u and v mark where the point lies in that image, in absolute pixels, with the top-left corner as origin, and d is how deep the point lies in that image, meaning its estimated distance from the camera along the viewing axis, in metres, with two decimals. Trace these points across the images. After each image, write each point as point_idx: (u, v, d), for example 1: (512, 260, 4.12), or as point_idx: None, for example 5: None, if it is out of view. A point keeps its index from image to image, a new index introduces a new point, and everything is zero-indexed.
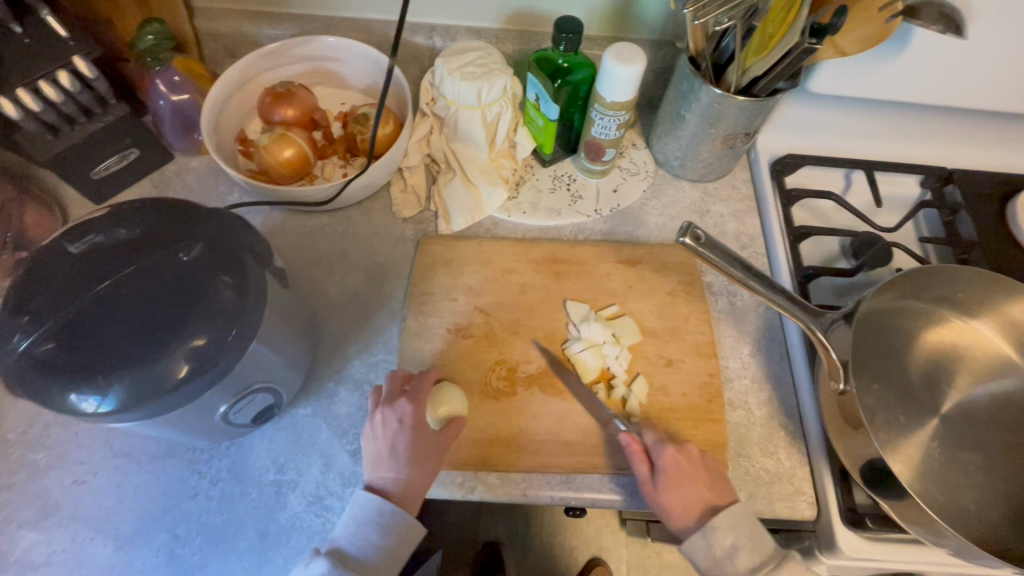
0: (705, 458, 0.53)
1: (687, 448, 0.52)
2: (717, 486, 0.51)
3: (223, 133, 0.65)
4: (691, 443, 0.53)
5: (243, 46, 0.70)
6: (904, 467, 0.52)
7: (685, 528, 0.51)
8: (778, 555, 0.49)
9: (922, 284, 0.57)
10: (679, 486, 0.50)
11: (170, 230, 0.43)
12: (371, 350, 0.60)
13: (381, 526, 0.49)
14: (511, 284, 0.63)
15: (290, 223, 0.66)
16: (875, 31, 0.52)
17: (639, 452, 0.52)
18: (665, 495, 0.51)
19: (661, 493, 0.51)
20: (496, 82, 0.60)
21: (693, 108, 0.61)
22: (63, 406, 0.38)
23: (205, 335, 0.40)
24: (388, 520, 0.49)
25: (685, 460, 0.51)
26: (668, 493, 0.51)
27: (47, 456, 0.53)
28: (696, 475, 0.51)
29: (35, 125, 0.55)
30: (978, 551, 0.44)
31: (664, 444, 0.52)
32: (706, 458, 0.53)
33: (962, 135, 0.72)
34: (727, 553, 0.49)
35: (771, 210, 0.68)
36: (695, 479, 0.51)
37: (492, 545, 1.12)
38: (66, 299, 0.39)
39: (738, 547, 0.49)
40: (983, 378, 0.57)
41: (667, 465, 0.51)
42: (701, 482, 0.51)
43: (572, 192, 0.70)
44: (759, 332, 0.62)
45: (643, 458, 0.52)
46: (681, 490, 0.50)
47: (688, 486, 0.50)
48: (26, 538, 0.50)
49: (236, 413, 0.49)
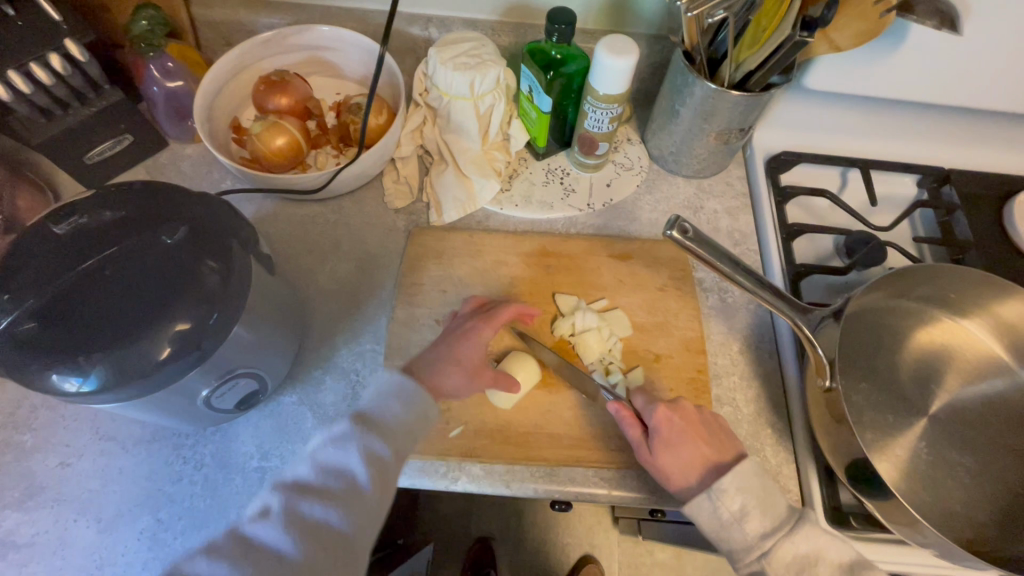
0: (700, 414, 0.53)
1: (680, 406, 0.53)
2: (715, 442, 0.51)
3: (217, 121, 0.65)
4: (683, 399, 0.54)
5: (240, 35, 0.70)
6: (891, 467, 0.52)
7: (687, 489, 0.50)
8: (790, 522, 0.48)
9: (913, 284, 0.56)
10: (674, 445, 0.50)
11: (155, 213, 0.43)
12: (358, 339, 0.60)
13: (403, 396, 0.50)
14: (501, 276, 0.63)
15: (282, 211, 0.66)
16: (869, 26, 0.52)
17: (631, 418, 0.52)
18: (662, 456, 0.50)
19: (657, 454, 0.50)
20: (489, 73, 0.60)
21: (686, 102, 0.60)
22: (43, 387, 0.38)
23: (188, 318, 0.40)
24: (407, 392, 0.50)
25: (678, 416, 0.52)
26: (663, 454, 0.50)
27: (34, 437, 0.54)
28: (692, 428, 0.52)
29: (28, 109, 0.55)
30: (962, 552, 0.44)
31: (654, 405, 0.53)
32: (704, 414, 0.53)
33: (961, 134, 0.71)
34: (736, 518, 0.48)
35: (765, 207, 0.67)
36: (691, 434, 0.51)
37: (483, 540, 1.13)
38: (48, 280, 0.39)
39: (747, 510, 0.48)
40: (973, 379, 0.57)
41: (660, 423, 0.51)
42: (698, 437, 0.51)
43: (565, 186, 0.70)
44: (749, 330, 0.62)
45: (634, 422, 0.52)
46: (677, 447, 0.50)
47: (686, 441, 0.51)
48: (10, 519, 0.50)
49: (218, 398, 0.49)
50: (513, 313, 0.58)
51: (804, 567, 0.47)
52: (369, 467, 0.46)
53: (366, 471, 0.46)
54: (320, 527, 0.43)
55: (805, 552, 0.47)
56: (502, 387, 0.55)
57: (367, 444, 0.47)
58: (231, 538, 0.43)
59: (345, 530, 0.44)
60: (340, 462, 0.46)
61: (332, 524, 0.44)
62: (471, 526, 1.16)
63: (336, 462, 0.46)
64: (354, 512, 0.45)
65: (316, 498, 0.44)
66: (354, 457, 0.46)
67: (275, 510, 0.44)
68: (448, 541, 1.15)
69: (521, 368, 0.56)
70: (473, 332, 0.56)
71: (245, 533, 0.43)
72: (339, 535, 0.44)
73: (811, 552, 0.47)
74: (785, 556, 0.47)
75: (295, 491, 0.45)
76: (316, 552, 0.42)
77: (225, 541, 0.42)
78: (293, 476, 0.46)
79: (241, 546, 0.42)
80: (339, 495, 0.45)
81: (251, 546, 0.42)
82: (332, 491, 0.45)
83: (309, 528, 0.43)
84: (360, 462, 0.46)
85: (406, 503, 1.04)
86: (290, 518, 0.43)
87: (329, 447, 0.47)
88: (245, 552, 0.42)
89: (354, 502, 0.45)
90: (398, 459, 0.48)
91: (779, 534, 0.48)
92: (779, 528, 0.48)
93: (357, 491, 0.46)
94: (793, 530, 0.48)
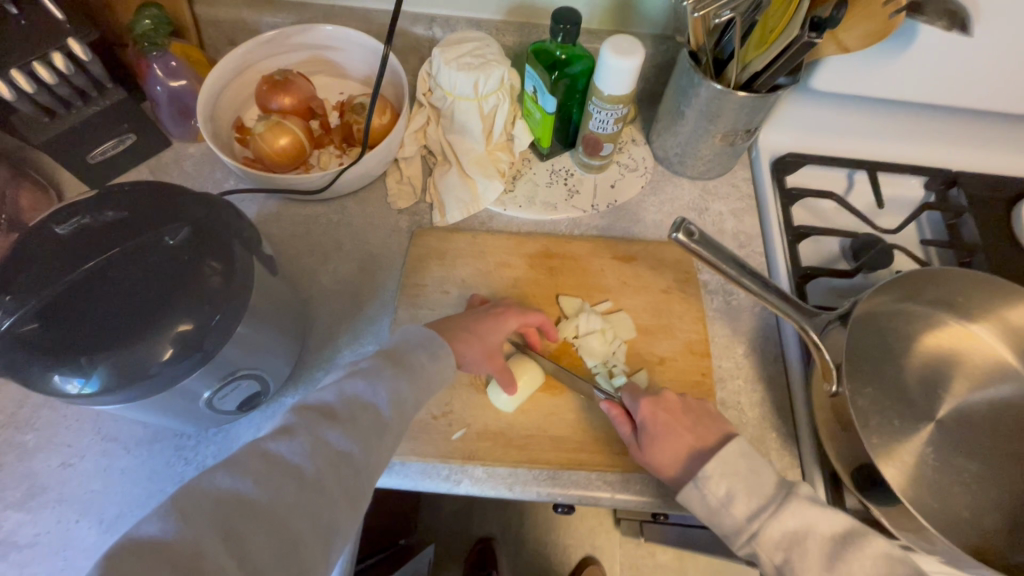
0: (684, 403, 0.54)
1: (663, 397, 0.53)
2: (697, 429, 0.52)
3: (219, 121, 0.65)
4: (666, 391, 0.54)
5: (243, 34, 0.70)
6: (897, 472, 0.51)
7: (677, 478, 0.51)
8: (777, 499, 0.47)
9: (921, 287, 0.56)
10: (661, 439, 0.50)
11: (157, 213, 0.43)
12: (361, 340, 0.60)
13: (432, 347, 0.52)
14: (504, 278, 0.63)
15: (285, 212, 0.66)
16: (878, 27, 0.51)
17: (621, 416, 0.52)
18: (651, 451, 0.51)
19: (647, 449, 0.51)
20: (493, 73, 0.60)
21: (692, 103, 0.60)
22: (46, 387, 0.38)
23: (191, 320, 0.40)
24: (435, 344, 0.52)
25: (663, 409, 0.52)
26: (653, 448, 0.51)
27: (36, 437, 0.54)
28: (676, 420, 0.52)
29: (31, 108, 0.55)
30: (970, 560, 0.44)
31: (639, 398, 0.53)
32: (687, 401, 0.54)
33: (969, 136, 0.70)
34: (723, 503, 0.48)
35: (771, 209, 0.67)
36: (677, 425, 0.51)
37: (485, 541, 1.13)
38: (50, 280, 0.39)
39: (733, 495, 0.48)
40: (981, 385, 0.56)
41: (646, 419, 0.51)
42: (683, 426, 0.52)
43: (569, 187, 0.69)
44: (754, 333, 0.61)
45: (625, 419, 0.52)
46: (666, 441, 0.50)
47: (672, 433, 0.51)
48: (11, 519, 0.50)
49: (221, 399, 0.49)
50: (538, 322, 0.58)
51: (794, 543, 0.46)
52: (394, 407, 0.46)
53: (390, 410, 0.46)
54: (340, 453, 0.41)
55: (793, 527, 0.46)
56: (504, 381, 0.54)
57: (397, 386, 0.47)
58: (249, 453, 0.39)
59: (362, 465, 0.42)
60: (367, 397, 0.46)
61: (353, 455, 0.42)
62: (472, 526, 1.16)
63: (363, 395, 0.46)
64: (373, 447, 0.44)
65: (339, 427, 0.43)
66: (383, 395, 0.46)
67: (298, 430, 0.41)
68: (449, 541, 1.15)
69: (530, 372, 0.56)
70: (502, 320, 0.57)
71: (265, 448, 0.39)
72: (357, 468, 0.42)
73: (807, 537, 0.46)
74: (774, 535, 0.47)
75: (317, 417, 0.43)
76: (336, 477, 0.40)
77: (245, 456, 0.38)
78: (315, 402, 0.44)
79: (261, 459, 0.38)
80: (363, 428, 0.44)
81: (271, 460, 0.39)
82: (358, 423, 0.44)
83: (331, 453, 0.41)
84: (386, 400, 0.46)
85: (408, 504, 1.04)
86: (312, 440, 0.41)
87: (357, 381, 0.47)
88: (266, 465, 0.38)
89: (373, 439, 0.44)
90: (415, 409, 0.49)
91: (765, 514, 0.47)
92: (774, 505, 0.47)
93: (380, 428, 0.45)
94: (781, 507, 0.47)
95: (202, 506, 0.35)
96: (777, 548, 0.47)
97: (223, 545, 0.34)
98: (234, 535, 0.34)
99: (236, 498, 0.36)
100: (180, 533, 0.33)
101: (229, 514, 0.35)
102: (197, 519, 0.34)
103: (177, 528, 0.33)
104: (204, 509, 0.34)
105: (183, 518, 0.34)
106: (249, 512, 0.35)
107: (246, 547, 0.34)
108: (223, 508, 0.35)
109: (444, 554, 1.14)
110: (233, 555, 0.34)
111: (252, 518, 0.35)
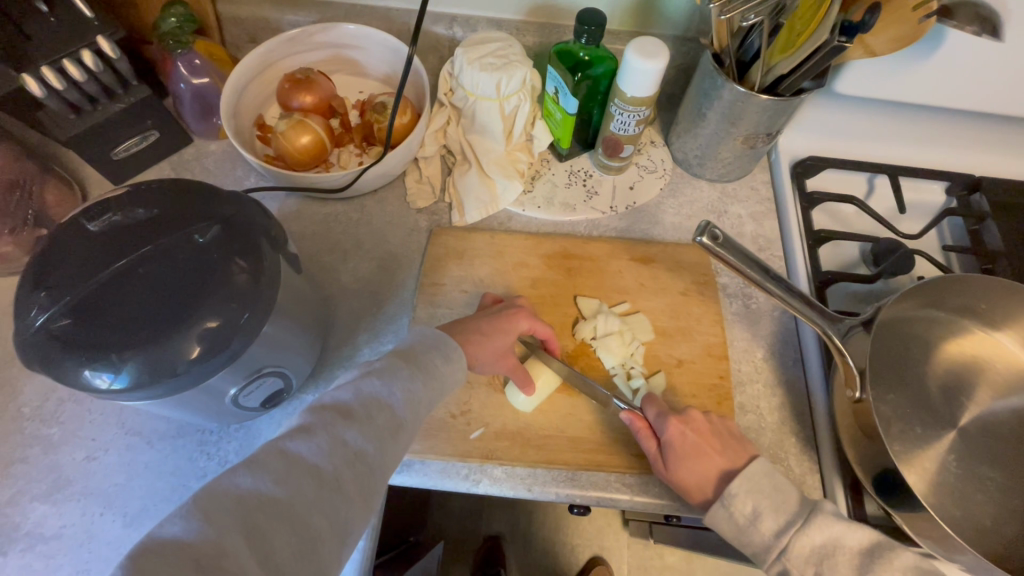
0: (711, 422, 0.53)
1: (690, 417, 0.52)
2: (729, 451, 0.51)
3: (242, 118, 0.65)
4: (693, 410, 0.53)
5: (265, 32, 0.70)
6: (919, 479, 0.51)
7: (707, 498, 0.51)
8: (779, 505, 0.48)
9: (944, 293, 0.55)
10: (690, 458, 0.50)
11: (186, 210, 0.43)
12: (380, 338, 0.60)
13: (445, 351, 0.52)
14: (522, 278, 0.63)
15: (305, 210, 0.67)
16: (907, 30, 0.51)
17: (645, 430, 0.52)
18: (677, 471, 0.50)
19: (672, 468, 0.51)
20: (515, 74, 0.60)
21: (714, 106, 0.60)
22: (77, 382, 0.38)
23: (219, 316, 0.40)
24: (448, 348, 0.52)
25: (691, 430, 0.51)
26: (681, 467, 0.50)
27: (60, 431, 0.54)
28: (705, 442, 0.50)
29: (59, 104, 0.55)
30: (993, 568, 0.43)
31: (666, 417, 0.51)
32: (713, 421, 0.53)
33: (992, 141, 0.70)
34: (750, 520, 0.48)
35: (791, 212, 0.66)
36: (707, 448, 0.50)
37: (493, 539, 1.14)
38: (83, 276, 0.39)
39: (760, 511, 0.48)
40: (1005, 393, 0.56)
41: (674, 437, 0.50)
42: (713, 449, 0.50)
43: (588, 188, 0.69)
44: (773, 336, 0.61)
45: (650, 435, 0.52)
46: (692, 461, 0.50)
47: (701, 455, 0.50)
48: (37, 511, 0.51)
49: (245, 396, 0.49)
50: (544, 336, 0.58)
51: (824, 557, 0.46)
52: (407, 406, 0.46)
53: (404, 410, 0.45)
54: (356, 453, 0.40)
55: (821, 542, 0.46)
56: (518, 380, 0.55)
57: (412, 386, 0.47)
58: (266, 451, 0.38)
59: (378, 464, 0.41)
60: (382, 396, 0.45)
61: (369, 454, 0.41)
62: (481, 524, 1.16)
63: (379, 395, 0.45)
64: (387, 448, 0.43)
65: (355, 426, 0.42)
66: (397, 394, 0.46)
67: (317, 429, 0.40)
68: (458, 539, 1.15)
69: (547, 371, 0.56)
70: (512, 321, 0.56)
71: (283, 447, 0.38)
72: (372, 466, 0.41)
73: (831, 556, 0.46)
74: (803, 550, 0.47)
75: (334, 416, 0.41)
76: (352, 476, 0.39)
77: (264, 454, 0.37)
78: (332, 401, 0.43)
79: (280, 457, 0.37)
80: (379, 428, 0.43)
81: (290, 459, 0.37)
82: (374, 421, 0.43)
83: (349, 452, 0.40)
84: (401, 400, 0.46)
85: (417, 500, 1.04)
86: (331, 439, 0.40)
87: (373, 380, 0.46)
88: (285, 463, 0.37)
89: (387, 439, 0.43)
90: (428, 409, 0.48)
91: (791, 530, 0.47)
92: (779, 517, 0.48)
93: (394, 427, 0.44)
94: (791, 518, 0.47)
95: (223, 504, 0.33)
96: (808, 564, 0.47)
97: (245, 543, 0.33)
98: (257, 532, 0.33)
99: (256, 497, 0.35)
100: (203, 533, 0.32)
101: (250, 513, 0.34)
102: (219, 517, 0.33)
103: (200, 527, 0.32)
104: (225, 507, 0.33)
105: (205, 516, 0.32)
106: (270, 511, 0.35)
107: (268, 546, 0.34)
108: (244, 506, 0.34)
109: (453, 552, 1.14)
110: (255, 553, 0.33)
111: (273, 516, 0.34)
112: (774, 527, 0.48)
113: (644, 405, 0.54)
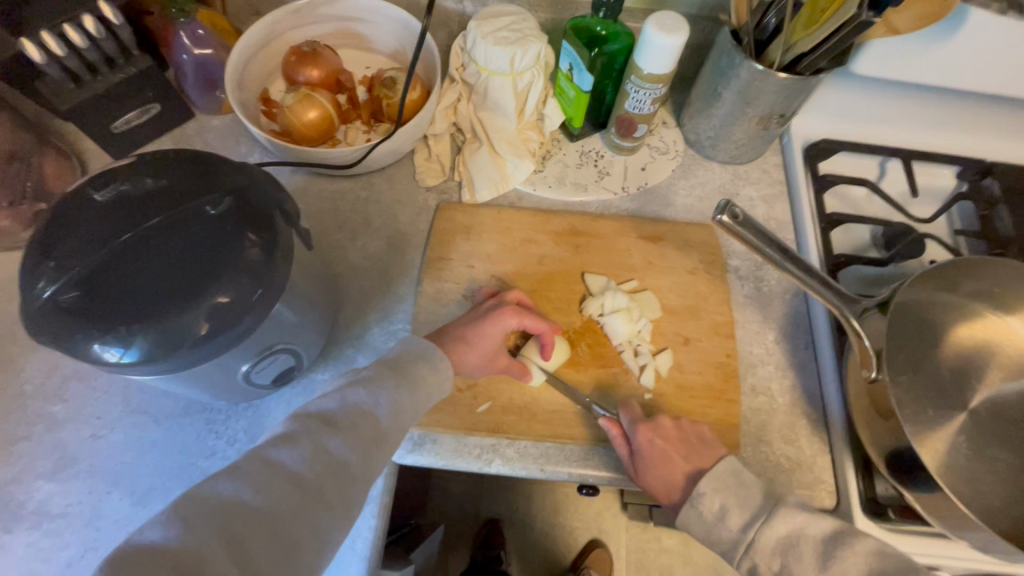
0: (683, 428, 0.52)
1: (659, 423, 0.51)
2: (695, 458, 0.50)
3: (247, 91, 0.64)
4: (663, 416, 0.52)
5: (268, 3, 0.68)
6: (931, 459, 0.51)
7: (675, 502, 0.52)
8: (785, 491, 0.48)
9: (957, 275, 0.55)
10: (655, 466, 0.50)
11: (195, 181, 0.41)
12: (390, 318, 0.59)
13: (432, 361, 0.50)
14: (530, 256, 0.62)
15: (312, 186, 0.65)
16: (933, 8, 0.51)
17: (620, 437, 0.51)
18: (646, 478, 0.51)
19: (641, 474, 0.51)
20: (530, 48, 0.58)
21: (730, 85, 0.59)
22: (85, 356, 0.37)
23: (230, 292, 0.39)
24: (436, 357, 0.51)
25: (659, 437, 0.50)
26: (647, 472, 0.50)
27: (64, 408, 0.53)
28: (671, 447, 0.50)
29: (59, 72, 0.54)
30: (1005, 546, 0.44)
31: (637, 425, 0.51)
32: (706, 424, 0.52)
33: (1002, 124, 0.70)
34: (751, 526, 0.48)
35: (802, 192, 0.66)
36: (673, 456, 0.50)
37: (492, 523, 1.14)
38: (93, 246, 0.38)
39: (756, 516, 0.48)
40: (1013, 375, 0.56)
41: (642, 446, 0.50)
42: (678, 455, 0.50)
43: (599, 168, 0.68)
44: (784, 319, 0.61)
45: (622, 441, 0.51)
46: (657, 468, 0.50)
47: (665, 461, 0.50)
48: (42, 489, 0.50)
49: (257, 373, 0.48)
50: (538, 330, 0.55)
51: (789, 549, 0.46)
52: (393, 417, 0.45)
53: (390, 421, 0.44)
54: (340, 462, 0.39)
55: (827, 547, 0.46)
56: (515, 373, 0.55)
57: (399, 397, 0.46)
58: (250, 460, 0.37)
59: (361, 475, 0.40)
60: (368, 406, 0.44)
61: (352, 464, 0.40)
62: (480, 507, 1.17)
63: (364, 404, 0.44)
64: (371, 459, 0.42)
65: (339, 435, 0.41)
66: (384, 405, 0.44)
67: (300, 437, 0.39)
68: (457, 523, 1.16)
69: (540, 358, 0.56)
70: (503, 316, 0.54)
71: (267, 456, 0.37)
72: (354, 477, 0.40)
73: (845, 547, 0.46)
74: (801, 554, 0.46)
75: (319, 424, 0.40)
76: (335, 485, 0.38)
77: (247, 462, 0.36)
78: (316, 410, 0.42)
79: (263, 466, 0.36)
80: (363, 437, 0.42)
81: (274, 469, 0.36)
82: (359, 431, 0.42)
83: (332, 461, 0.39)
84: (387, 410, 0.44)
85: (418, 483, 1.04)
86: (314, 448, 0.39)
87: (359, 390, 0.45)
88: (269, 473, 0.36)
89: (372, 449, 0.42)
90: (413, 420, 0.47)
91: (791, 532, 0.47)
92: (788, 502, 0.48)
93: (378, 438, 0.43)
94: (795, 510, 0.47)
95: (203, 513, 0.33)
96: None
97: (226, 551, 0.32)
98: (237, 541, 0.32)
99: (238, 506, 0.34)
100: (183, 540, 0.31)
101: (231, 522, 0.33)
102: (200, 525, 0.32)
103: (180, 534, 0.31)
104: (207, 516, 0.33)
105: (186, 523, 0.32)
106: (252, 520, 0.34)
107: (248, 555, 0.33)
108: (225, 515, 0.33)
109: (452, 536, 1.15)
110: (234, 562, 0.32)
111: (253, 525, 0.33)
112: (765, 517, 0.47)
113: (621, 411, 0.53)
